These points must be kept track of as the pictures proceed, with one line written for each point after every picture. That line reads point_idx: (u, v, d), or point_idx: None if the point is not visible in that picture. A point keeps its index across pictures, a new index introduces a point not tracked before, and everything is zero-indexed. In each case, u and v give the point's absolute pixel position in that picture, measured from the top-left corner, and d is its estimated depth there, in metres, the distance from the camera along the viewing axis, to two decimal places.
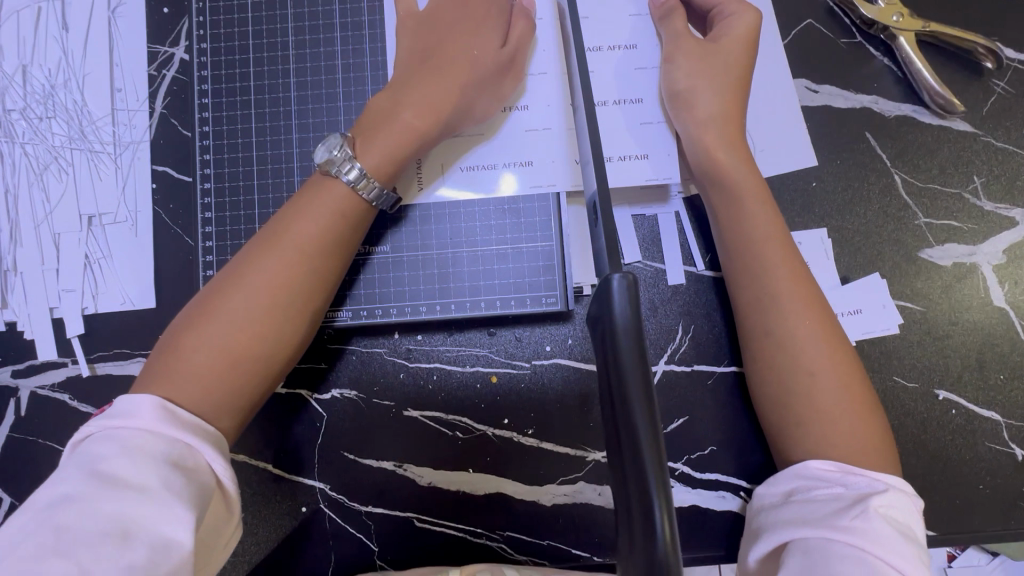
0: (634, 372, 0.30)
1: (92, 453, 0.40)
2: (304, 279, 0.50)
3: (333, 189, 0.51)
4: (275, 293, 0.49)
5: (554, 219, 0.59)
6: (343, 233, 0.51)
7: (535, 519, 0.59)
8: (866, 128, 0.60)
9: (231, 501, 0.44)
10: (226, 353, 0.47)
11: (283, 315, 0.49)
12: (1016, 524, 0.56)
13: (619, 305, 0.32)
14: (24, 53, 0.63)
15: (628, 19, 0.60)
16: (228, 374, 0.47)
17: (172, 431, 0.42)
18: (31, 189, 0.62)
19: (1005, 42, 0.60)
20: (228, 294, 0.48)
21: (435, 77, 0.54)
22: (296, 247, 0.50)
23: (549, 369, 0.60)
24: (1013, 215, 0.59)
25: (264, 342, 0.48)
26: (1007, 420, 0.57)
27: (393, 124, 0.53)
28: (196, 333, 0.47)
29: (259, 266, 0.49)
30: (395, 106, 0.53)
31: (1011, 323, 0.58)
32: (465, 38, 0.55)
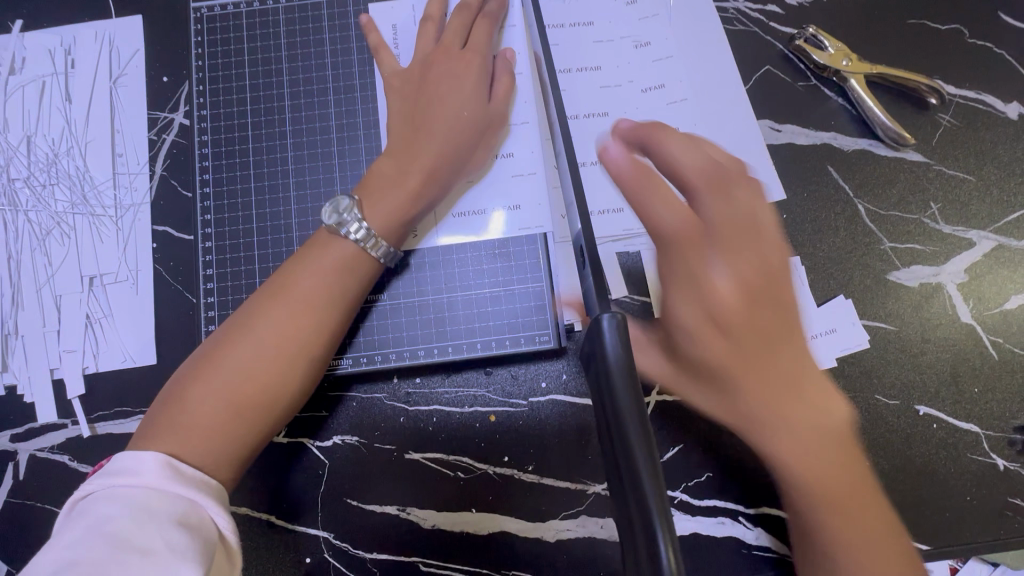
0: (628, 409, 0.31)
1: (95, 514, 0.41)
2: (307, 331, 0.51)
3: (336, 244, 0.54)
4: (278, 343, 0.50)
5: (542, 259, 0.62)
6: (345, 286, 0.54)
7: (539, 557, 0.59)
8: (828, 162, 0.65)
9: (234, 556, 0.44)
10: (229, 404, 0.48)
11: (285, 366, 0.50)
12: (1004, 533, 0.58)
13: (609, 342, 0.34)
14: (28, 125, 0.66)
15: (598, 89, 0.66)
16: (229, 424, 0.48)
17: (177, 488, 0.43)
18: (33, 253, 0.63)
19: (946, 80, 0.66)
20: (232, 345, 0.50)
21: (429, 139, 0.57)
22: (300, 298, 0.52)
23: (546, 405, 0.61)
24: (970, 236, 0.63)
25: (264, 396, 0.49)
26: (986, 431, 0.60)
27: (396, 185, 0.56)
28: (200, 384, 0.48)
29: (264, 317, 0.51)
30: (400, 170, 0.57)
31: (979, 338, 0.61)
32: (453, 98, 0.59)
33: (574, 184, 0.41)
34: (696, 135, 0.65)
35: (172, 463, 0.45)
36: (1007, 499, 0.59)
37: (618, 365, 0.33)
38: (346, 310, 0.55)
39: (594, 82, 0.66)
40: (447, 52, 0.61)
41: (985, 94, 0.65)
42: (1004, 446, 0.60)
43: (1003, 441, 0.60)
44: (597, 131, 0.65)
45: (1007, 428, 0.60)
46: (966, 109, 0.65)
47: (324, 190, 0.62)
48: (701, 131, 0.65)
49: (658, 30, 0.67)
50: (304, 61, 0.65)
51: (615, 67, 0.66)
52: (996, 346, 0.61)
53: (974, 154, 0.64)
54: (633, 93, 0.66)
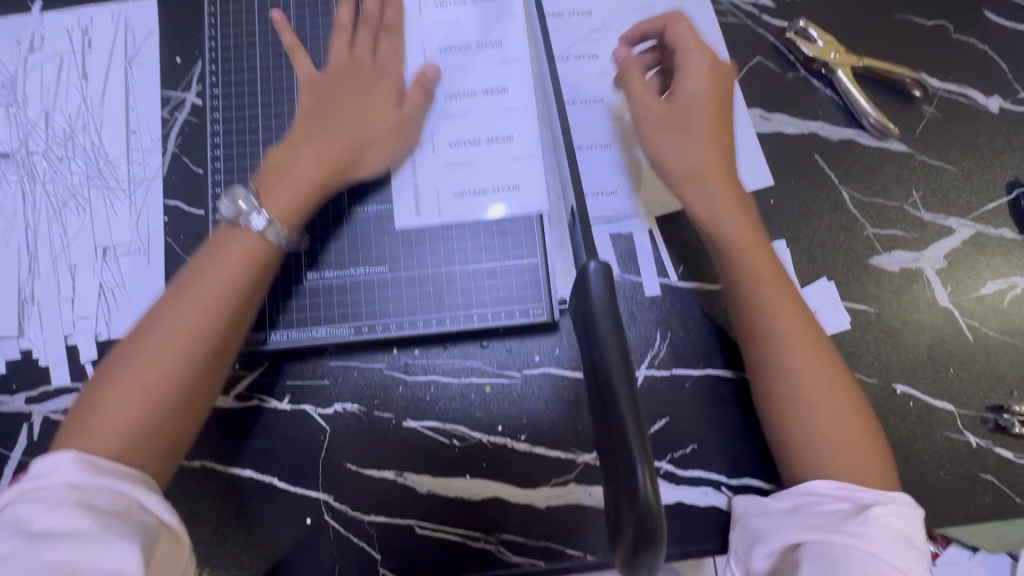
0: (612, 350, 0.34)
1: (18, 512, 0.43)
2: (214, 326, 0.52)
3: (237, 239, 0.55)
4: (179, 343, 0.50)
5: (538, 239, 0.64)
6: (248, 281, 0.54)
7: (529, 522, 0.62)
8: (815, 150, 0.67)
9: (179, 531, 0.47)
10: (138, 406, 0.49)
11: (193, 364, 0.51)
12: (975, 507, 0.61)
13: (597, 290, 0.37)
14: (46, 101, 0.68)
15: (596, 72, 0.68)
16: (143, 425, 0.49)
17: (95, 477, 0.45)
18: (49, 224, 0.66)
19: (930, 73, 0.68)
20: (145, 347, 0.50)
21: (329, 135, 0.60)
22: (202, 297, 0.52)
23: (539, 377, 0.64)
24: (950, 224, 0.66)
25: (182, 390, 0.50)
26: (961, 410, 0.62)
27: (290, 175, 0.58)
28: (115, 387, 0.49)
29: (167, 319, 0.51)
30: (293, 161, 0.59)
31: (956, 321, 0.64)
32: (352, 96, 0.62)
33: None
34: None
35: (90, 460, 0.46)
36: (979, 474, 0.61)
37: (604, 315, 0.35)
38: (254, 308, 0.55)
39: (592, 70, 0.69)
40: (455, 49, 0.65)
41: (967, 88, 0.68)
42: (977, 425, 0.62)
43: (977, 419, 0.62)
44: (593, 114, 0.67)
45: (981, 407, 0.62)
46: (949, 102, 0.68)
47: None
48: None
49: (654, 20, 0.70)
50: (313, 44, 0.68)
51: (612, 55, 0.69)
52: (972, 329, 0.64)
53: (955, 145, 0.67)
54: None
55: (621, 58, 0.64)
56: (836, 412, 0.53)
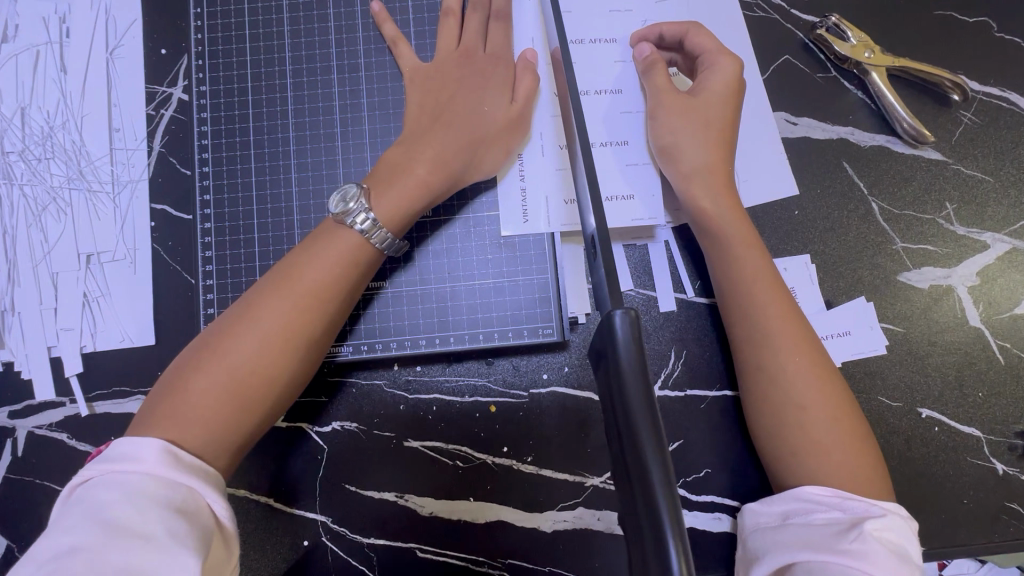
0: (638, 404, 0.30)
1: (94, 499, 0.41)
2: (304, 322, 0.51)
3: (340, 234, 0.53)
4: (281, 333, 0.50)
5: (548, 250, 0.61)
6: (351, 277, 0.53)
7: (535, 546, 0.59)
8: (844, 157, 0.63)
9: (231, 544, 0.45)
10: (224, 393, 0.48)
11: (278, 360, 0.49)
12: (999, 536, 0.58)
13: (622, 336, 0.32)
14: (22, 96, 0.64)
15: (614, 64, 0.63)
16: (228, 414, 0.47)
17: (175, 474, 0.43)
18: (29, 229, 0.62)
19: (970, 75, 0.64)
20: (237, 333, 0.49)
21: (447, 134, 0.56)
22: (304, 287, 0.51)
23: (547, 397, 0.61)
24: (984, 238, 0.62)
25: (264, 387, 0.49)
26: (988, 436, 0.59)
27: (404, 176, 0.55)
28: (203, 371, 0.48)
29: (269, 306, 0.50)
30: (411, 160, 0.55)
31: (986, 342, 0.61)
32: (474, 94, 0.58)
33: (587, 175, 0.39)
34: None
35: (171, 450, 0.45)
36: (1004, 503, 0.59)
37: (630, 365, 0.31)
38: (349, 299, 0.54)
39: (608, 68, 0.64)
40: (465, 45, 0.60)
41: (1010, 92, 0.63)
42: (1004, 451, 0.59)
43: (1004, 445, 0.59)
44: (610, 114, 0.62)
45: (1009, 433, 0.60)
46: (988, 106, 0.63)
47: (326, 173, 0.61)
48: None
49: (676, 13, 0.64)
50: (307, 36, 0.63)
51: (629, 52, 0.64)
52: (1003, 351, 0.61)
53: (993, 153, 0.63)
54: None
55: (643, 54, 0.61)
56: (836, 441, 0.49)
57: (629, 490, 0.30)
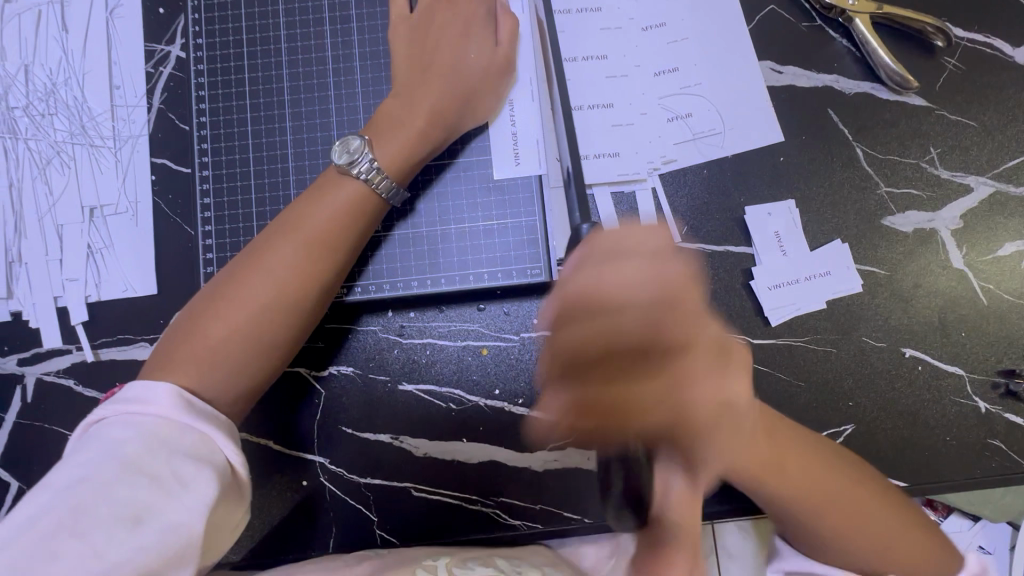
0: None
1: (107, 436, 0.42)
2: (313, 269, 0.53)
3: (344, 186, 0.55)
4: (292, 279, 0.52)
5: (537, 196, 0.62)
6: (353, 227, 0.55)
7: (527, 485, 0.61)
8: (828, 105, 0.64)
9: (241, 486, 0.46)
10: (240, 335, 0.50)
11: (289, 306, 0.52)
12: (982, 472, 0.60)
13: None
14: (25, 54, 0.65)
15: (598, 27, 0.65)
16: (244, 354, 0.50)
17: (186, 419, 0.45)
18: (34, 183, 0.64)
19: (954, 22, 0.64)
20: (248, 279, 0.51)
21: (441, 86, 0.59)
22: (311, 238, 0.53)
23: (537, 340, 0.62)
24: (968, 182, 0.63)
25: (277, 331, 0.52)
26: (971, 375, 0.61)
27: (405, 127, 0.57)
28: (218, 314, 0.50)
29: (278, 254, 0.52)
30: (408, 112, 0.58)
31: (970, 283, 0.62)
32: (459, 41, 0.60)
33: None
34: (695, 75, 0.64)
35: (183, 393, 0.47)
36: (987, 440, 0.60)
37: None
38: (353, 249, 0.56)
39: (595, 22, 0.65)
40: None
41: (994, 38, 0.64)
42: (987, 389, 0.60)
43: (988, 384, 0.60)
44: (596, 73, 0.64)
45: (992, 372, 0.61)
46: (972, 53, 0.64)
47: (320, 122, 0.62)
48: (701, 71, 0.64)
49: None
50: None
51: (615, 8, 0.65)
52: (986, 292, 0.62)
53: (978, 99, 0.64)
54: (633, 31, 0.65)
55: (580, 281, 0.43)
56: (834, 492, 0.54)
57: None
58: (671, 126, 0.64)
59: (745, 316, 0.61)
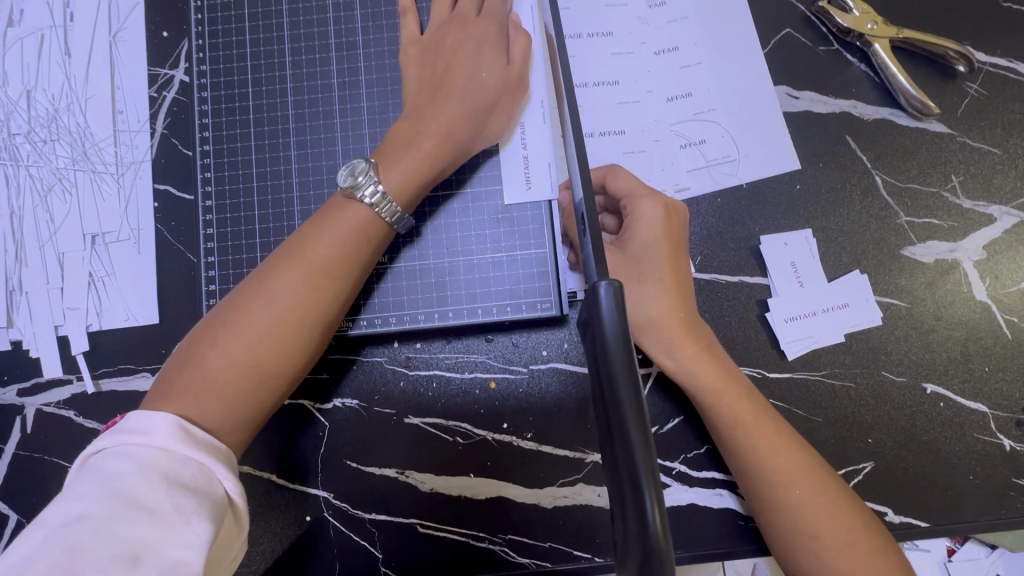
0: (620, 365, 0.30)
1: (104, 469, 0.41)
2: (317, 298, 0.51)
3: (351, 209, 0.53)
4: (295, 308, 0.50)
5: (547, 225, 0.61)
6: (360, 252, 0.53)
7: (535, 522, 0.59)
8: (846, 131, 0.62)
9: (242, 518, 0.45)
10: (237, 365, 0.48)
11: (292, 336, 0.50)
12: (1007, 514, 0.58)
13: (607, 311, 0.32)
14: (28, 79, 0.64)
15: (609, 52, 0.64)
16: (239, 386, 0.48)
17: (187, 450, 0.43)
18: (35, 210, 0.63)
19: (976, 46, 0.63)
20: (250, 308, 0.50)
21: (452, 107, 0.56)
22: (316, 264, 0.51)
23: (546, 373, 0.61)
24: (991, 212, 0.61)
25: (279, 362, 0.50)
26: (994, 412, 0.59)
27: (414, 150, 0.55)
28: (217, 342, 0.49)
29: (281, 281, 0.50)
30: (418, 132, 0.56)
31: (993, 316, 0.60)
32: (470, 60, 0.58)
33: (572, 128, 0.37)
34: (709, 101, 0.63)
35: (183, 425, 0.45)
36: (1011, 479, 0.58)
37: (611, 327, 0.31)
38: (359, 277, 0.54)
39: (606, 46, 0.64)
40: (459, 13, 0.60)
41: (1017, 62, 0.62)
42: (1012, 427, 0.58)
43: (1012, 421, 0.58)
44: (607, 98, 0.63)
45: (1016, 408, 0.59)
46: (995, 78, 0.62)
47: (325, 149, 0.61)
48: (715, 97, 0.63)
49: None
50: (306, 15, 0.63)
51: (627, 32, 0.64)
52: (1010, 325, 0.60)
53: (1001, 126, 0.62)
54: (645, 56, 0.64)
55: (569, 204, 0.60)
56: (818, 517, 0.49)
57: (609, 438, 0.30)
58: (684, 153, 0.62)
59: (760, 349, 0.60)
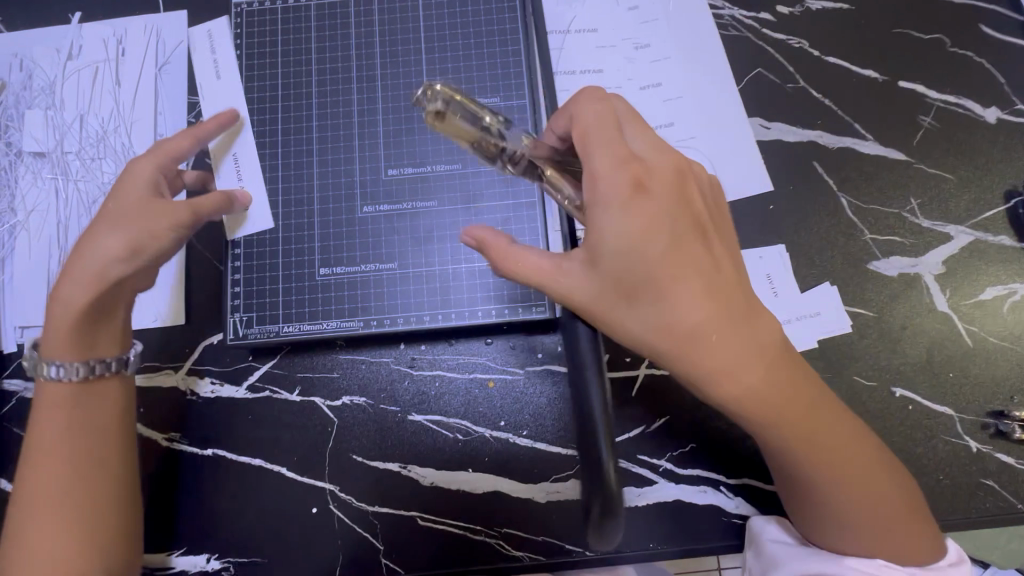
0: (590, 368, 0.45)
1: None
2: (74, 431, 0.56)
3: (59, 353, 0.56)
4: (43, 491, 0.54)
5: (542, 237, 0.67)
6: (90, 409, 0.57)
7: (530, 516, 0.63)
8: (814, 158, 0.69)
9: None
10: (57, 455, 0.54)
11: (52, 522, 0.53)
12: (976, 512, 0.61)
13: (582, 332, 0.47)
14: (81, 104, 0.72)
15: (600, 87, 0.71)
16: (67, 476, 0.54)
17: None
18: (79, 219, 0.70)
19: (927, 85, 0.70)
20: (28, 504, 0.53)
21: (95, 227, 0.57)
22: (50, 449, 0.55)
23: (541, 374, 0.66)
24: (948, 231, 0.67)
25: (90, 496, 0.54)
26: (960, 415, 0.63)
27: (64, 324, 0.56)
28: (17, 534, 0.53)
29: (50, 438, 0.55)
30: (66, 303, 0.55)
31: (955, 326, 0.65)
32: (131, 187, 0.58)
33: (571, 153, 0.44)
34: (690, 130, 0.70)
35: None
36: (979, 479, 0.61)
37: (583, 339, 0.47)
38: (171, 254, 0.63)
39: (597, 82, 0.72)
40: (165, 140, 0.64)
41: (965, 99, 0.70)
42: (977, 429, 0.62)
43: (977, 424, 0.62)
44: None
45: (981, 412, 0.63)
46: (946, 113, 0.69)
47: (345, 168, 0.68)
48: (695, 127, 0.70)
49: (657, 33, 0.73)
50: (331, 51, 0.71)
51: (615, 70, 0.72)
52: (971, 334, 0.64)
53: (953, 155, 0.68)
54: (632, 91, 0.71)
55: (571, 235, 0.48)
56: (868, 522, 0.50)
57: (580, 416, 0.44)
58: None
59: None
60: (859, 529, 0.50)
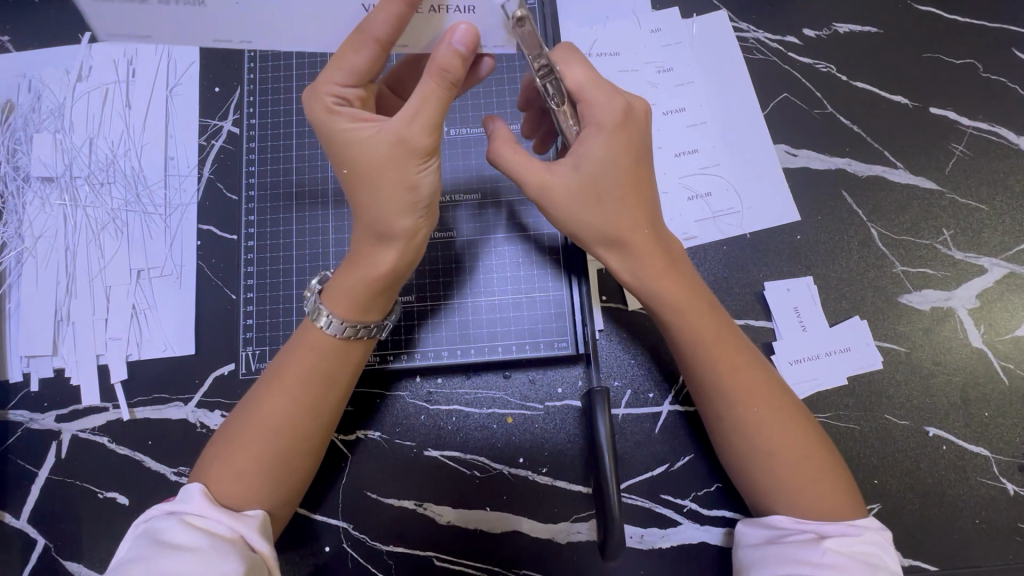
0: (606, 446, 0.54)
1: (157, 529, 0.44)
2: (327, 370, 0.52)
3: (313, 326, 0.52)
4: (284, 428, 0.50)
5: (562, 269, 0.65)
6: (338, 357, 0.52)
7: (549, 557, 0.61)
8: (842, 187, 0.67)
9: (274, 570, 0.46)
10: (290, 389, 0.50)
11: (279, 461, 0.49)
12: (1014, 558, 0.59)
13: (601, 421, 0.55)
14: (91, 127, 0.71)
15: None
16: (291, 416, 0.50)
17: (218, 514, 0.46)
18: (88, 246, 0.68)
19: (959, 112, 0.68)
20: (242, 440, 0.49)
21: (362, 199, 0.49)
22: (364, 272, 0.51)
23: (561, 410, 0.63)
24: (982, 263, 0.65)
25: (287, 440, 0.50)
26: (996, 455, 0.61)
27: (357, 286, 0.51)
28: (226, 476, 0.48)
29: (307, 375, 0.51)
30: (365, 270, 0.51)
31: (989, 362, 0.63)
32: (361, 151, 0.48)
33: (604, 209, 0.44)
34: (714, 157, 0.68)
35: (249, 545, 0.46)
36: (1016, 523, 0.59)
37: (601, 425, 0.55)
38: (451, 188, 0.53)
39: None
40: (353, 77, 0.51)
41: (999, 127, 0.68)
42: (1013, 470, 0.60)
43: (1013, 465, 0.60)
44: None
45: (1018, 453, 0.61)
46: (979, 140, 0.67)
47: None
48: (718, 153, 0.68)
49: (680, 57, 0.71)
50: None
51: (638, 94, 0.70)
52: (1006, 371, 0.62)
53: (987, 184, 0.66)
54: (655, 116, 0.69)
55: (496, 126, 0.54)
56: (815, 488, 0.49)
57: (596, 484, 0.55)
58: (691, 205, 0.67)
59: None
60: (803, 498, 0.49)
